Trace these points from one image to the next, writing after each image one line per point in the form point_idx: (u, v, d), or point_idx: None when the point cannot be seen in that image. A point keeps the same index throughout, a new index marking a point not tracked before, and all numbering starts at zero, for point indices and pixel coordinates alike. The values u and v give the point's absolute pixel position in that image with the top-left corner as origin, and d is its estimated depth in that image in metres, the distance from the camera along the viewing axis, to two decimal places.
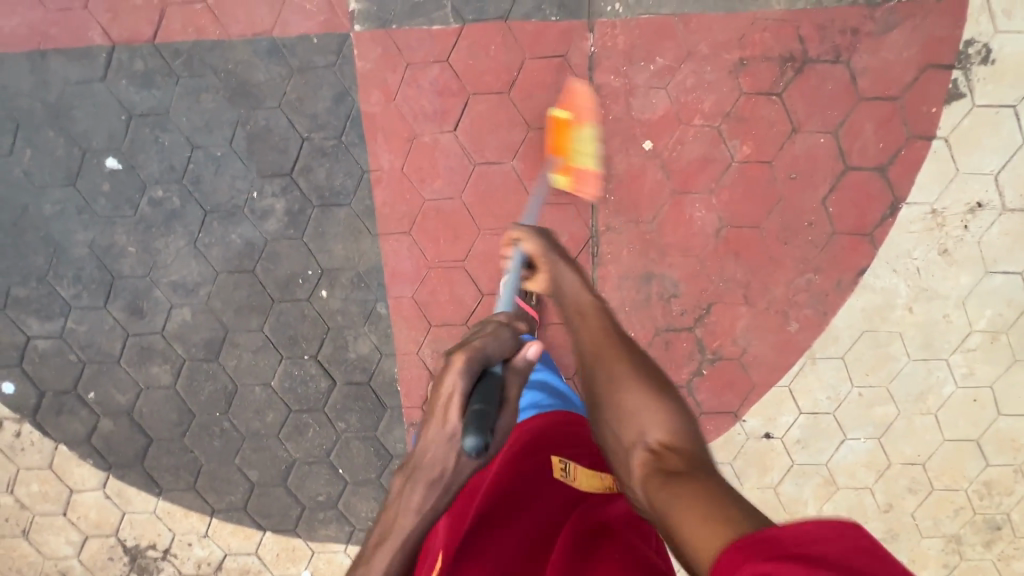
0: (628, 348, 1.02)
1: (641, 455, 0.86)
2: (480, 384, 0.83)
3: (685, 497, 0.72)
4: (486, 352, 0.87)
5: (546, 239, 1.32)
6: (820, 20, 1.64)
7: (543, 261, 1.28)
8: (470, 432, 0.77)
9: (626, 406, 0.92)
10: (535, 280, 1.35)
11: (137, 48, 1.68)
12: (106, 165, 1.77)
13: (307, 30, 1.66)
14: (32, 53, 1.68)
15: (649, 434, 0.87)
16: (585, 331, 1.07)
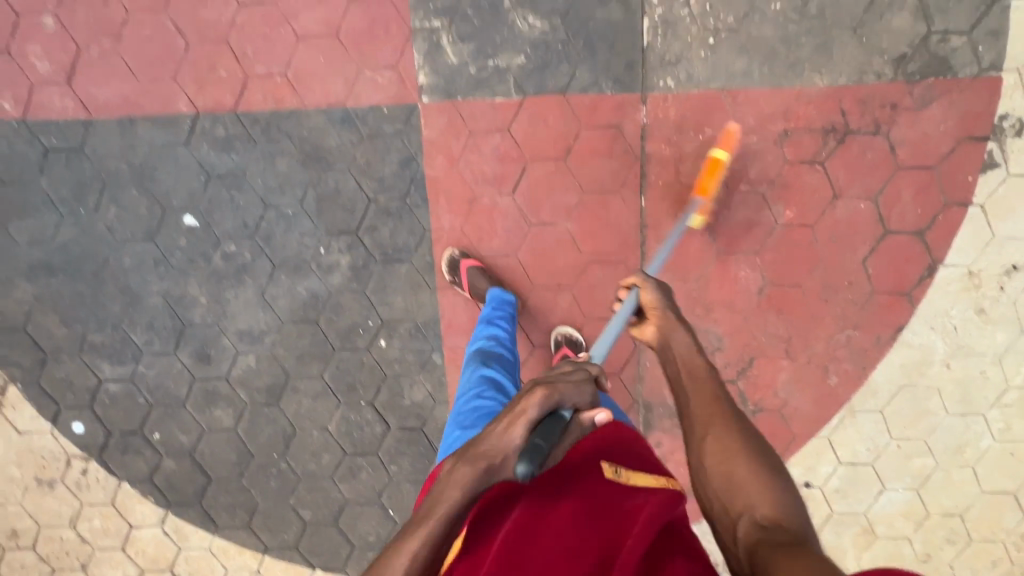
0: (736, 415, 1.08)
1: (741, 514, 0.94)
2: (547, 424, 0.95)
3: (791, 556, 0.79)
4: (566, 401, 0.99)
5: (666, 294, 1.34)
6: (861, 95, 1.74)
7: (655, 312, 1.33)
8: (523, 462, 0.89)
9: (721, 459, 1.01)
10: (642, 330, 1.37)
11: (219, 116, 1.80)
12: (184, 222, 1.89)
13: (377, 101, 1.77)
14: (123, 120, 1.81)
15: (748, 495, 0.95)
16: (699, 398, 1.12)
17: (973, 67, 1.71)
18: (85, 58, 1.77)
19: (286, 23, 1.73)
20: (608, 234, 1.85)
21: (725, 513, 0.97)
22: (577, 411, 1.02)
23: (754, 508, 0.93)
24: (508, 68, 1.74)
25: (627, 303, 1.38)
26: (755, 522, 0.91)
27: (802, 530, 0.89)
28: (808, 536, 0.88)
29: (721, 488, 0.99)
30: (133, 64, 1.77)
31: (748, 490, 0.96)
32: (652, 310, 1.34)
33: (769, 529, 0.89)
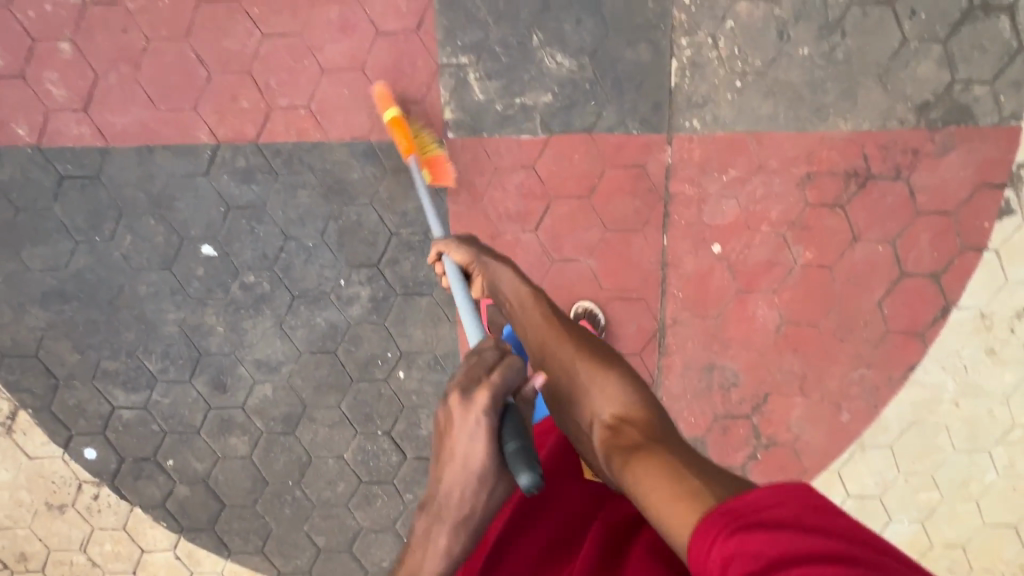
0: (569, 334, 1.28)
1: (600, 421, 1.11)
2: (507, 422, 0.85)
3: (645, 461, 0.93)
4: (508, 386, 0.88)
5: (482, 248, 1.44)
6: (884, 141, 1.76)
7: (473, 264, 1.43)
8: (524, 471, 0.82)
9: (585, 384, 1.16)
10: (477, 287, 1.46)
11: (241, 146, 1.77)
12: (202, 251, 1.86)
13: None
14: (141, 148, 1.78)
15: (603, 404, 1.12)
16: (541, 333, 1.30)
17: (994, 116, 1.73)
18: (103, 85, 1.73)
19: (310, 55, 1.70)
20: (629, 271, 1.86)
21: (592, 425, 1.12)
22: (518, 389, 0.92)
23: (609, 416, 1.10)
24: (534, 106, 1.73)
25: (449, 269, 1.42)
26: (610, 426, 1.08)
27: (647, 420, 1.07)
28: (659, 426, 1.06)
29: (582, 402, 1.15)
30: (153, 92, 1.73)
31: (608, 402, 1.12)
32: (471, 266, 1.43)
33: (621, 429, 1.06)
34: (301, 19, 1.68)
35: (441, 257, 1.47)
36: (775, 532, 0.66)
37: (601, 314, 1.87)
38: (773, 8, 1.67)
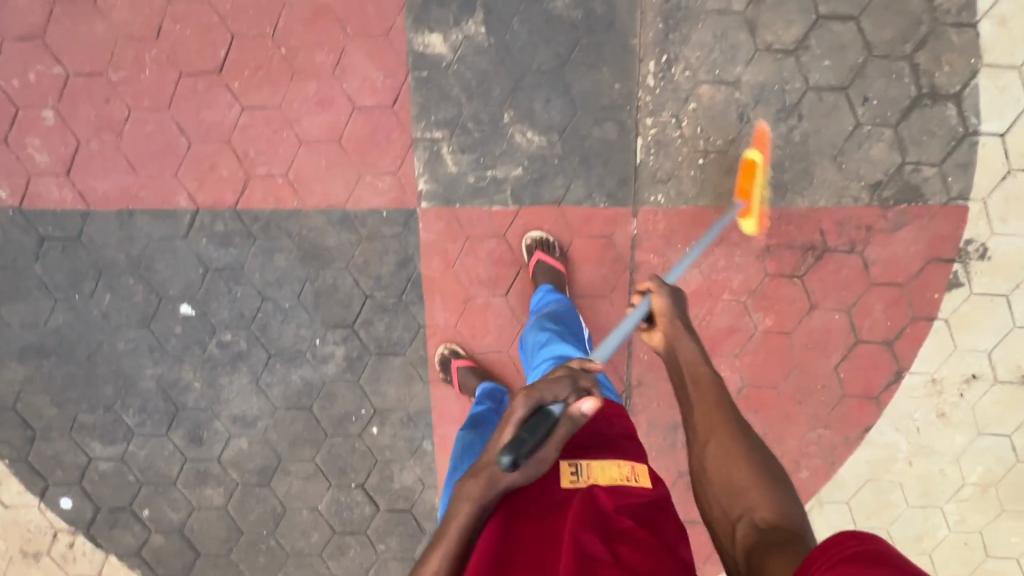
0: (740, 423, 1.13)
1: (740, 515, 1.01)
2: (535, 421, 0.94)
3: (783, 559, 0.85)
4: (547, 395, 0.96)
5: (677, 298, 1.34)
6: (838, 217, 1.84)
7: (665, 319, 1.32)
8: (507, 454, 0.92)
9: (717, 463, 1.08)
10: (653, 337, 1.36)
11: (219, 212, 1.82)
12: (180, 310, 1.91)
13: (377, 204, 1.81)
14: (121, 212, 1.82)
15: (750, 500, 1.01)
16: (704, 407, 1.16)
17: (942, 196, 1.82)
18: (84, 152, 1.78)
19: (288, 128, 1.75)
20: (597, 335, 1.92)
21: (730, 516, 1.02)
22: (566, 404, 0.98)
23: (752, 510, 0.99)
24: (505, 179, 1.79)
25: (640, 307, 1.34)
26: (754, 523, 0.98)
27: (799, 528, 0.95)
28: (805, 536, 0.93)
29: (722, 487, 1.05)
30: (134, 160, 1.78)
31: (747, 492, 1.02)
32: (660, 317, 1.33)
33: (766, 530, 0.95)
34: (279, 92, 1.73)
35: (641, 294, 1.39)
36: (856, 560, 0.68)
37: (553, 240, 1.82)
38: (734, 91, 1.73)
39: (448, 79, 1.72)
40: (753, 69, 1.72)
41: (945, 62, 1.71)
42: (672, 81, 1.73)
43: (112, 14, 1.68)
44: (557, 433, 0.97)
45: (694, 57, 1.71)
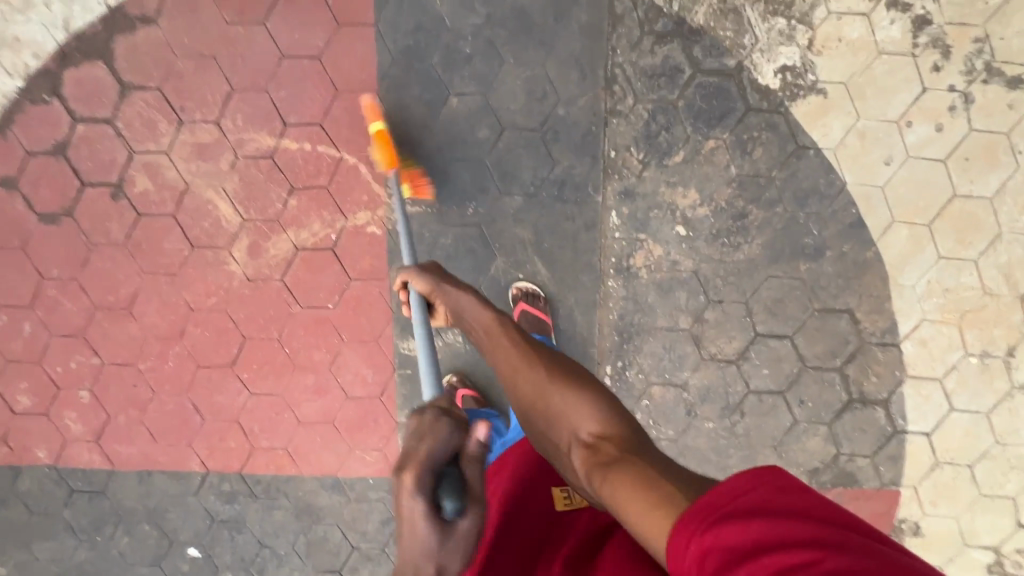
0: (534, 356, 1.27)
1: (570, 438, 1.12)
2: (444, 482, 0.85)
3: (621, 470, 0.98)
4: (436, 457, 0.86)
5: (439, 275, 1.45)
6: None
7: (438, 293, 1.44)
8: (448, 497, 0.84)
9: (534, 393, 1.21)
10: (439, 313, 1.50)
11: (227, 474, 2.06)
12: (188, 552, 2.12)
13: (365, 472, 2.04)
14: (142, 471, 2.07)
15: (575, 417, 1.12)
16: (506, 348, 1.32)
17: (875, 481, 1.99)
18: (114, 423, 2.03)
19: (288, 410, 2.00)
20: None
21: (563, 435, 1.14)
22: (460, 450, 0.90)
23: (580, 427, 1.11)
24: None
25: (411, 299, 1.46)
26: (587, 439, 1.09)
27: (622, 430, 1.09)
28: (625, 430, 1.08)
29: (555, 423, 1.16)
30: (155, 430, 2.03)
31: (570, 412, 1.13)
32: (435, 297, 1.45)
33: (597, 442, 1.07)
34: (283, 382, 1.98)
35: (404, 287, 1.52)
36: (770, 518, 0.72)
37: None
38: (682, 391, 1.95)
39: None
40: (698, 374, 1.93)
41: (871, 372, 1.91)
42: (627, 381, 1.95)
43: (143, 317, 1.95)
44: (467, 471, 0.88)
45: (646, 362, 1.93)
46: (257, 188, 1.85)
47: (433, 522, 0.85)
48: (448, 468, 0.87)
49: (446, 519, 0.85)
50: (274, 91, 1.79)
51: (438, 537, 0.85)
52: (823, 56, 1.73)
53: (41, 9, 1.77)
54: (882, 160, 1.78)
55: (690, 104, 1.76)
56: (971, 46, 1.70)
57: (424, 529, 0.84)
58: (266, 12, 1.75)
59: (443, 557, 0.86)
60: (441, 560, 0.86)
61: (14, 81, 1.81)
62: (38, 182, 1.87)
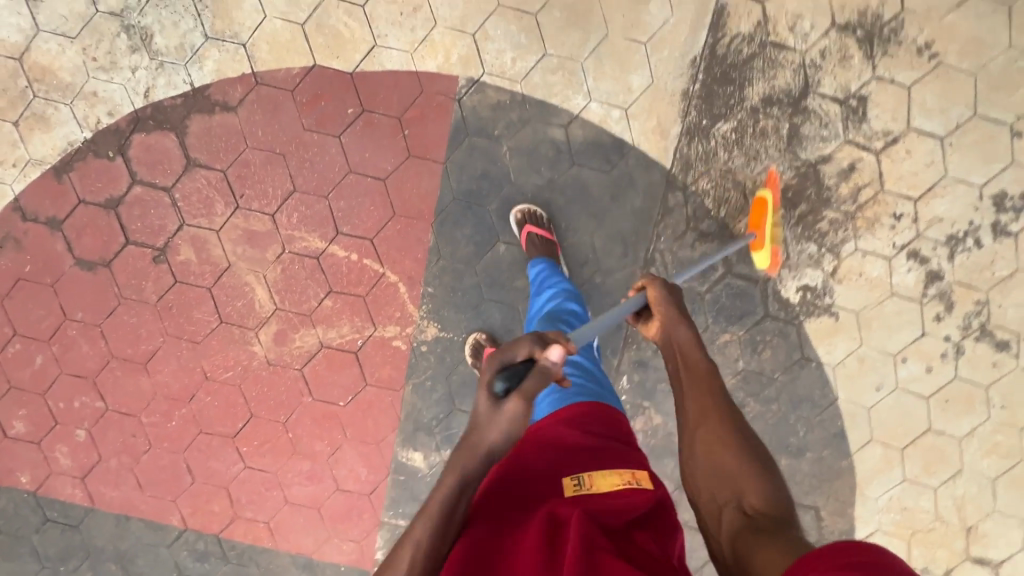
0: (730, 411, 1.11)
1: (728, 499, 1.01)
2: (507, 364, 1.01)
3: (764, 538, 0.87)
4: (513, 354, 1.02)
5: (669, 291, 1.32)
6: None
7: (661, 308, 1.31)
8: (499, 376, 1.00)
9: (709, 453, 1.07)
10: (648, 327, 1.36)
11: (204, 533, 2.11)
12: None
13: (337, 560, 2.10)
14: (120, 515, 2.10)
15: (742, 484, 1.00)
16: (699, 406, 1.13)
17: None
18: (104, 466, 2.06)
19: (278, 489, 2.06)
20: None
21: (717, 501, 1.02)
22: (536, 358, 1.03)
23: (743, 496, 0.99)
24: None
25: (633, 300, 1.36)
26: (742, 506, 0.98)
27: (789, 517, 0.94)
28: (790, 518, 0.94)
29: (719, 477, 1.03)
30: (143, 480, 2.07)
31: (737, 481, 1.01)
32: (659, 307, 1.31)
33: (754, 515, 0.95)
34: (279, 463, 2.04)
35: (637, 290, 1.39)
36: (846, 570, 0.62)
37: None
38: None
39: (420, 485, 2.04)
40: None
41: None
42: None
43: (157, 374, 1.99)
44: (534, 369, 1.02)
45: None
46: (297, 284, 1.91)
47: (487, 395, 1.00)
48: (521, 364, 1.02)
49: (494, 395, 1.00)
50: (335, 200, 1.86)
51: (485, 411, 1.00)
52: (842, 285, 1.88)
53: (126, 72, 1.81)
54: (873, 385, 1.94)
55: (716, 299, 1.89)
56: (971, 306, 1.88)
57: (482, 399, 1.00)
58: (343, 127, 1.81)
59: (484, 430, 0.99)
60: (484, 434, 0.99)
61: (83, 131, 1.85)
62: (83, 229, 1.90)
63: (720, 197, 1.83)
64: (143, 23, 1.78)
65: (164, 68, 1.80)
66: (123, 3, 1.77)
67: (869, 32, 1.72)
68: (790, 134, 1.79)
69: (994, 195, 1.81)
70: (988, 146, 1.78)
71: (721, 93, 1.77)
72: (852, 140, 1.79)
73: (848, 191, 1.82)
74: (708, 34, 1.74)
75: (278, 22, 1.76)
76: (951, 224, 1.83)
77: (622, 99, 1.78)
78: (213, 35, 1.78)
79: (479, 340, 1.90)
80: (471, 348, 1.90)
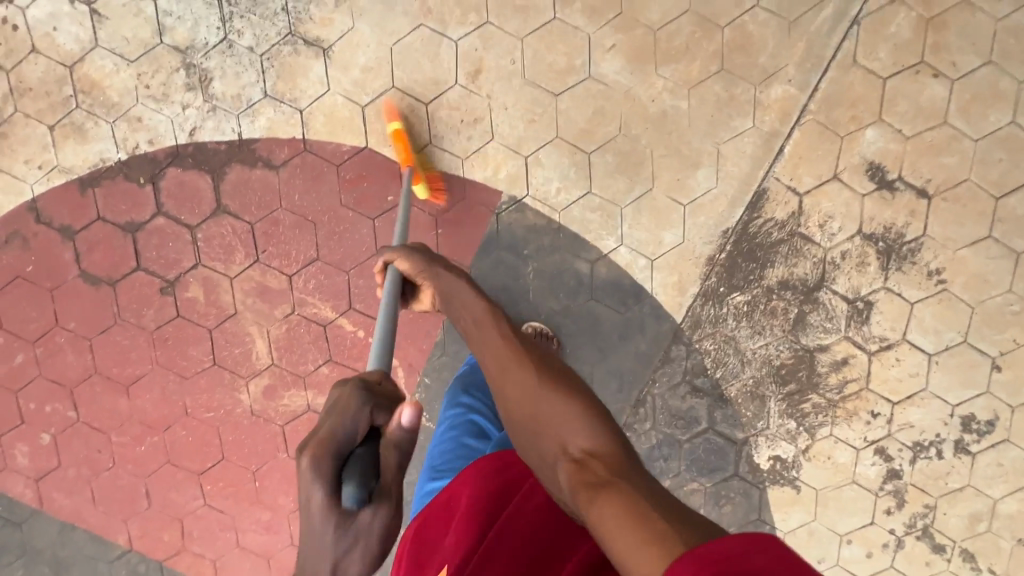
0: (539, 355, 0.94)
1: (557, 453, 0.82)
2: (348, 466, 0.77)
3: (600, 493, 0.72)
4: (346, 434, 0.79)
5: (412, 255, 1.22)
6: None
7: (421, 275, 1.20)
8: (349, 484, 0.76)
9: (522, 402, 0.88)
10: (420, 299, 1.26)
11: (148, 557, 2.09)
12: None
13: None
14: (67, 523, 2.07)
15: (562, 431, 0.82)
16: (494, 355, 0.97)
17: None
18: (61, 473, 2.04)
19: (232, 531, 2.07)
20: None
21: (547, 454, 0.84)
22: (381, 429, 0.83)
23: (566, 439, 0.82)
24: None
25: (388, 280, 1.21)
26: (572, 455, 0.80)
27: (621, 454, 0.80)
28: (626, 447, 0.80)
29: (539, 433, 0.85)
30: (99, 494, 2.06)
31: (556, 424, 0.83)
32: (416, 279, 1.21)
33: (584, 460, 0.78)
34: (239, 508, 2.05)
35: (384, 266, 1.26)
36: None
37: None
38: None
39: None
40: None
41: None
42: None
43: (137, 398, 1.98)
44: (384, 454, 0.81)
45: None
46: (298, 345, 1.93)
47: (333, 516, 0.76)
48: (362, 449, 0.80)
49: (347, 511, 0.76)
50: (354, 276, 1.87)
51: (337, 540, 0.76)
52: (810, 462, 1.99)
53: (176, 106, 1.80)
54: (816, 558, 2.06)
55: (693, 449, 1.98)
56: (919, 507, 2.01)
57: (324, 527, 0.76)
58: (379, 212, 1.83)
59: (341, 567, 0.76)
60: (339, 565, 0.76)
61: (118, 152, 1.82)
62: (96, 245, 1.88)
63: (719, 359, 1.92)
64: (205, 65, 1.77)
65: (216, 112, 1.79)
66: (189, 41, 1.76)
67: (890, 246, 1.83)
68: (797, 318, 1.88)
69: (963, 415, 1.94)
70: (969, 372, 1.90)
71: (744, 268, 1.85)
72: (851, 337, 1.89)
73: (836, 381, 1.92)
74: (745, 212, 1.82)
75: (340, 98, 1.77)
76: (920, 432, 1.95)
77: (650, 249, 1.85)
78: (272, 93, 1.78)
79: None
80: None
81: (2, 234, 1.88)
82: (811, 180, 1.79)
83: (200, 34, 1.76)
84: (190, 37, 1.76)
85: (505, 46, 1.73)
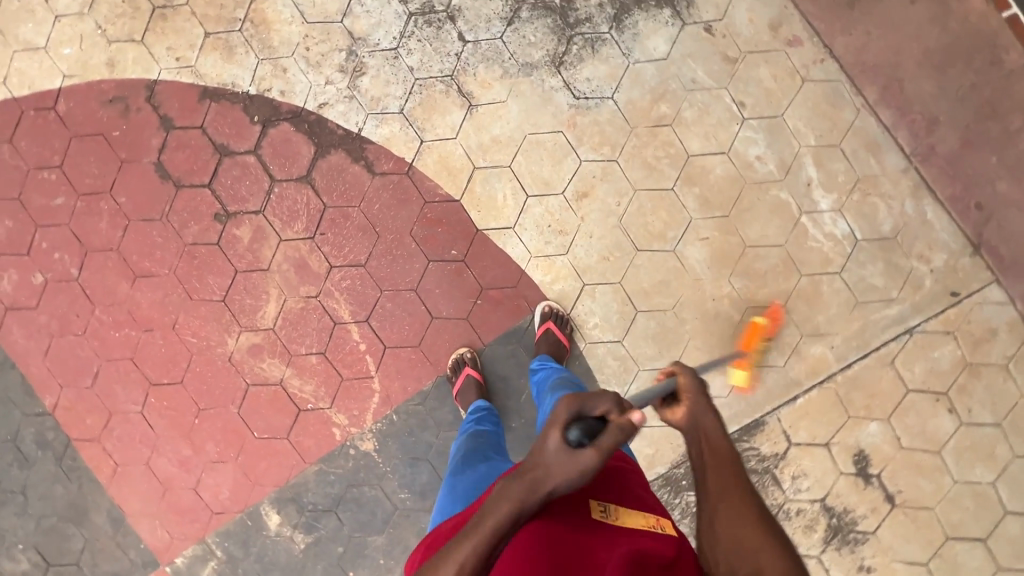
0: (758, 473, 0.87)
1: (747, 573, 0.76)
2: (582, 419, 0.83)
3: None
4: (590, 407, 0.84)
5: (704, 381, 0.97)
6: None
7: (690, 394, 0.96)
8: (578, 429, 0.82)
9: (732, 521, 0.82)
10: (675, 414, 0.97)
11: (61, 429, 2.10)
12: None
13: (144, 538, 2.09)
14: (9, 360, 2.09)
15: (760, 559, 0.76)
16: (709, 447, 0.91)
17: None
18: (32, 315, 2.06)
19: (149, 448, 2.08)
20: None
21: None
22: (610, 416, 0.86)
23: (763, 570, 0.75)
24: None
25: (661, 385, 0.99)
26: None
27: None
28: None
29: (727, 546, 0.80)
30: (52, 351, 2.07)
31: (758, 552, 0.78)
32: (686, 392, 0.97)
33: None
34: (168, 431, 2.07)
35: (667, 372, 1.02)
36: None
37: None
38: None
39: (256, 540, 2.06)
40: None
41: None
42: None
43: (138, 290, 2.02)
44: (608, 429, 0.83)
45: None
46: (303, 325, 1.99)
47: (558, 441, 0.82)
48: (594, 421, 0.84)
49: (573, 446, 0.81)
50: (385, 297, 1.95)
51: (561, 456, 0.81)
52: None
53: (321, 77, 1.90)
54: None
55: None
56: None
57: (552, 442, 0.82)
58: (437, 257, 1.92)
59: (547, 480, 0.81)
60: (549, 479, 0.80)
61: (249, 85, 1.92)
62: (183, 147, 1.95)
63: None
64: (366, 60, 1.88)
65: (351, 100, 1.90)
66: (365, 34, 1.88)
67: (839, 525, 1.92)
68: None
69: None
70: None
71: None
72: None
73: None
74: (738, 430, 1.92)
75: (460, 150, 1.88)
76: None
77: None
78: (407, 114, 1.88)
79: (465, 356, 1.91)
80: (453, 362, 1.92)
81: (110, 93, 1.96)
82: (806, 435, 1.90)
83: (377, 34, 1.88)
84: (367, 31, 1.88)
85: (619, 187, 1.86)
